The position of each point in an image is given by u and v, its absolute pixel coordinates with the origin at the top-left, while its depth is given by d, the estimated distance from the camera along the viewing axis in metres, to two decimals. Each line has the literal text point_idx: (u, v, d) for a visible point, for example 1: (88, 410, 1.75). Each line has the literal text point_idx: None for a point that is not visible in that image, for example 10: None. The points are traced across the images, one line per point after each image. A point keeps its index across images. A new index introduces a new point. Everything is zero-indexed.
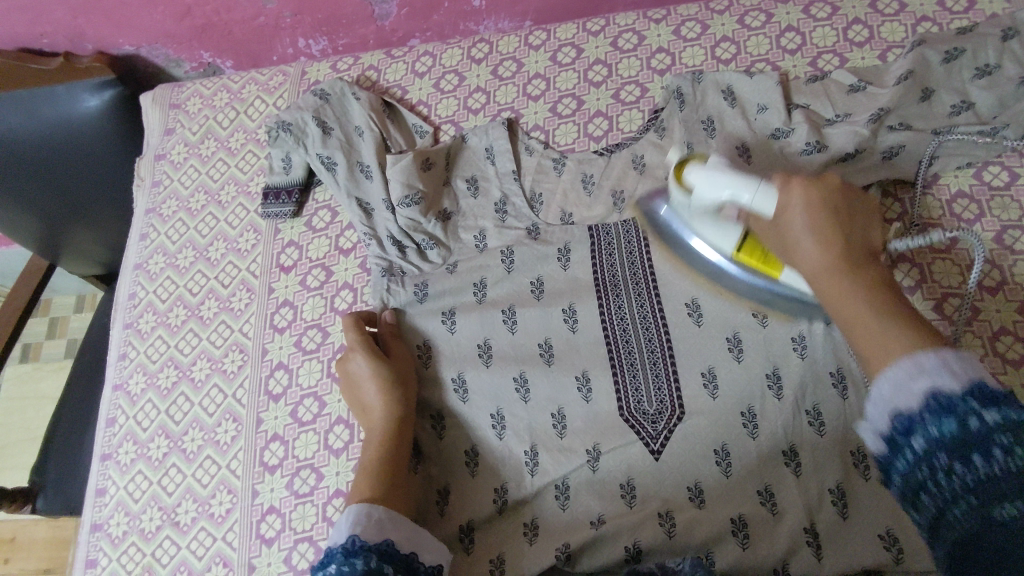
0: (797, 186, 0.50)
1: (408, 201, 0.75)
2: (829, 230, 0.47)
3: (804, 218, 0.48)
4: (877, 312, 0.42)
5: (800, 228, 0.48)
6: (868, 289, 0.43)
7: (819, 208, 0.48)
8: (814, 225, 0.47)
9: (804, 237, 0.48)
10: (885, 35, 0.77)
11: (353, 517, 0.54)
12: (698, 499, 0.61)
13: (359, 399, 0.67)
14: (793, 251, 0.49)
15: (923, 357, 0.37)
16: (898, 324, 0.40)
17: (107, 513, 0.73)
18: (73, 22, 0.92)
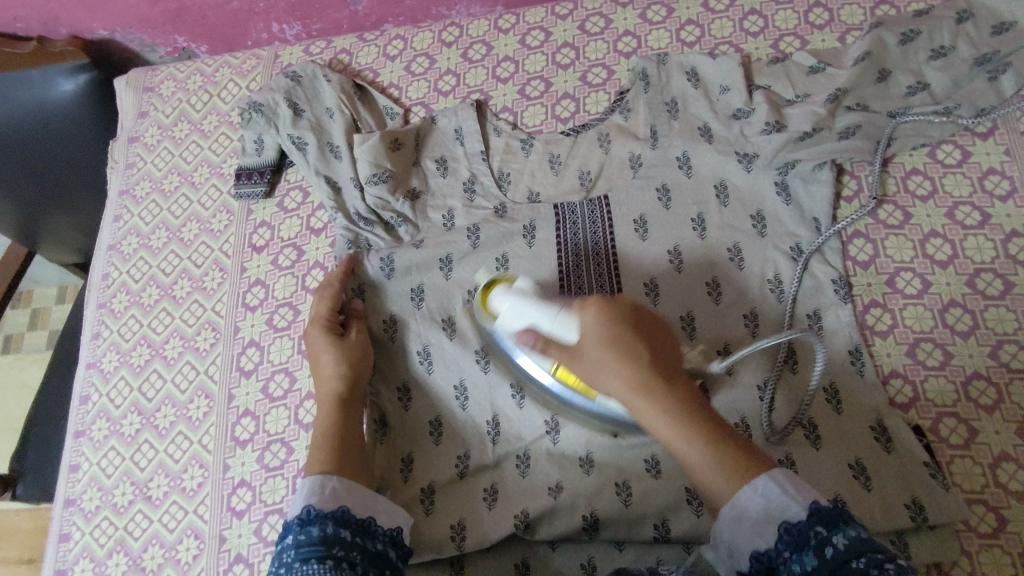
0: (596, 354, 0.52)
1: (375, 179, 0.76)
2: (641, 368, 0.50)
3: (614, 364, 0.51)
4: (693, 425, 0.48)
5: (607, 372, 0.51)
6: (678, 414, 0.49)
7: (630, 391, 0.50)
8: (619, 363, 0.51)
9: (608, 374, 0.51)
10: (844, 18, 0.78)
11: (309, 485, 0.54)
12: (655, 469, 0.63)
13: (316, 368, 0.68)
14: (599, 383, 0.53)
15: (771, 483, 0.45)
16: (712, 442, 0.47)
17: (80, 488, 0.74)
18: (46, 7, 0.92)
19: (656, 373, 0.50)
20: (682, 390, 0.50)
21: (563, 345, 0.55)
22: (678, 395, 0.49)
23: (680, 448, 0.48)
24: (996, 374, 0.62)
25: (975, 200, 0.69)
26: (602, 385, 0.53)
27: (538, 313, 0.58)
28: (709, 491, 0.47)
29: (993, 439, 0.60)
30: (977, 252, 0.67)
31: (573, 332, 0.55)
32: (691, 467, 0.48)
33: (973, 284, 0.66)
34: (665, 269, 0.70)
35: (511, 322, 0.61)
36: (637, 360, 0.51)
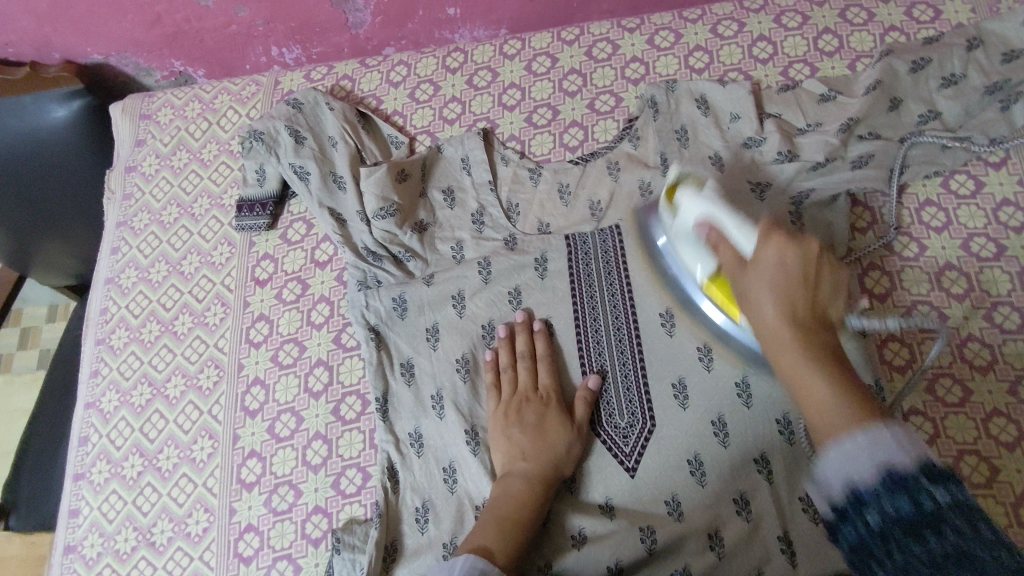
0: (753, 282, 0.48)
1: (383, 213, 0.75)
2: (793, 275, 0.46)
3: (765, 294, 0.46)
4: (821, 363, 0.43)
5: (761, 292, 0.47)
6: (817, 356, 0.43)
7: (770, 284, 0.46)
8: (771, 287, 0.46)
9: (767, 298, 0.46)
10: (854, 45, 0.78)
11: (467, 564, 0.52)
12: (677, 513, 0.62)
13: (520, 445, 0.63)
14: (750, 304, 0.48)
15: (865, 437, 0.38)
16: (862, 412, 0.40)
17: (80, 534, 0.72)
18: (39, 31, 0.90)
19: (805, 288, 0.46)
20: (822, 343, 0.45)
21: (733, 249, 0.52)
22: (828, 352, 0.44)
23: (804, 398, 0.43)
24: (1016, 411, 0.61)
25: (990, 232, 0.69)
26: (747, 309, 0.49)
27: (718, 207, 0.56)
28: (825, 432, 0.41)
29: (1014, 478, 0.60)
30: (993, 285, 0.66)
31: (747, 245, 0.51)
32: (807, 393, 0.43)
33: (990, 318, 0.65)
34: (679, 302, 0.69)
35: (687, 216, 0.60)
36: (791, 256, 0.47)
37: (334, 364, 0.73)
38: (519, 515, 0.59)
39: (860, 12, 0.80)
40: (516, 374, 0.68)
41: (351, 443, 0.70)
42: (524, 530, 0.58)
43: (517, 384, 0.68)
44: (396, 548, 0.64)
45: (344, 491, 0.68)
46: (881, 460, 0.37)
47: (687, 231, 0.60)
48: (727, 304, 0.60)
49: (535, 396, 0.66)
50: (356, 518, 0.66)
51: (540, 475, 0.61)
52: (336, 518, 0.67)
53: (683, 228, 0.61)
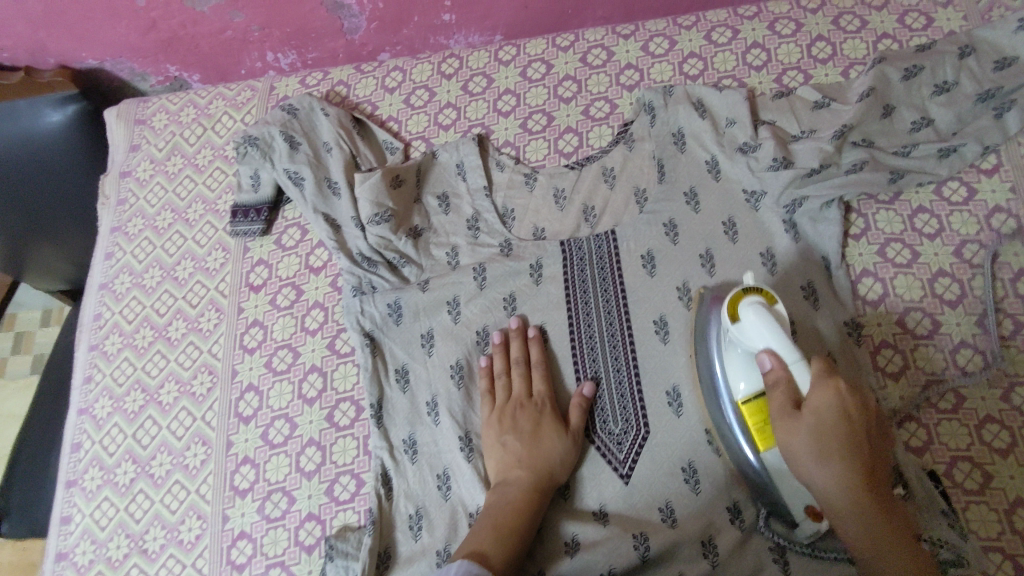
0: (806, 451, 0.51)
1: (378, 219, 0.74)
2: (827, 450, 0.50)
3: (819, 461, 0.50)
4: (857, 505, 0.50)
5: (813, 467, 0.51)
6: (877, 512, 0.50)
7: (814, 454, 0.50)
8: (832, 458, 0.50)
9: (822, 470, 0.50)
10: (847, 52, 0.78)
11: (462, 568, 0.50)
12: (670, 519, 0.62)
13: (514, 452, 0.63)
14: (799, 469, 0.52)
15: None
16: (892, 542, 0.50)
17: (72, 541, 0.72)
18: (33, 36, 0.90)
19: (856, 438, 0.50)
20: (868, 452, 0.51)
21: (794, 400, 0.52)
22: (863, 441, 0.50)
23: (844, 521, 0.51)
24: (1009, 418, 0.62)
25: (982, 239, 0.69)
26: (796, 471, 0.52)
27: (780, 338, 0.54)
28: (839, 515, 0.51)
29: (1007, 485, 0.60)
30: (985, 292, 0.67)
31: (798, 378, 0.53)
32: (840, 511, 0.51)
33: (983, 325, 0.65)
34: (673, 307, 0.69)
35: (752, 339, 0.56)
36: (846, 454, 0.50)
37: (328, 370, 0.73)
38: (516, 522, 0.58)
39: (853, 19, 0.80)
40: (510, 382, 0.68)
41: (345, 450, 0.70)
42: (519, 538, 0.57)
43: (511, 391, 0.68)
44: (389, 555, 0.63)
45: (338, 498, 0.68)
46: None
47: (746, 346, 0.57)
48: (758, 429, 0.57)
49: (527, 402, 0.66)
50: (350, 525, 0.66)
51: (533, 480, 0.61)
52: (329, 525, 0.67)
53: (747, 348, 0.57)
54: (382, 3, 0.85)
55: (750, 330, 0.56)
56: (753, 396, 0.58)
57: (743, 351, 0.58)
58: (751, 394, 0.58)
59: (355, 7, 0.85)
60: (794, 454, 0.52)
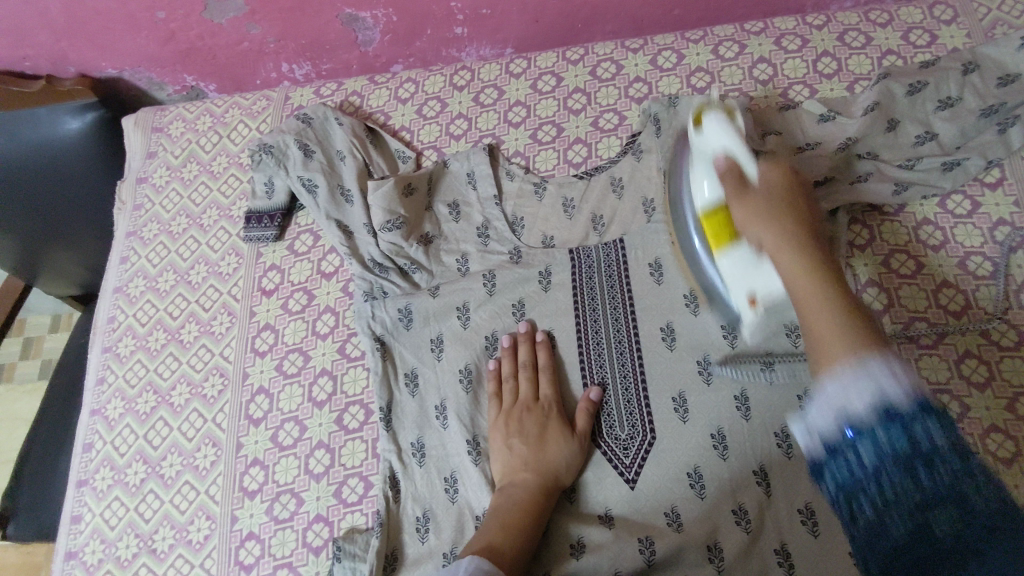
0: (760, 211, 0.52)
1: (390, 226, 0.75)
2: (813, 265, 0.47)
3: (791, 249, 0.49)
4: (846, 316, 0.43)
5: (778, 252, 0.49)
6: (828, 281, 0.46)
7: (779, 238, 0.50)
8: (778, 225, 0.50)
9: (788, 300, 0.49)
10: (853, 67, 0.80)
11: (473, 565, 0.51)
12: (676, 524, 0.62)
13: (522, 454, 0.64)
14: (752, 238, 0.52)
15: None
16: (852, 319, 0.43)
17: (81, 540, 0.72)
18: (56, 46, 0.92)
19: (815, 247, 0.49)
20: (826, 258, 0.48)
21: (766, 286, 0.55)
22: (854, 309, 0.44)
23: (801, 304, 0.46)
24: (1013, 428, 0.62)
25: (986, 251, 0.70)
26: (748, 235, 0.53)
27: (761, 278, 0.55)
28: None
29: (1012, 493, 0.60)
30: (989, 303, 0.67)
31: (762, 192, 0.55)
32: (815, 329, 0.43)
33: (988, 335, 0.66)
34: (680, 315, 0.70)
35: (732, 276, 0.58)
36: (799, 222, 0.51)
37: (338, 374, 0.74)
38: (523, 522, 0.59)
39: (858, 35, 0.81)
40: (518, 385, 0.69)
41: (353, 453, 0.70)
42: (526, 539, 0.58)
43: (519, 394, 0.68)
44: (396, 557, 0.64)
45: (346, 500, 0.68)
46: None
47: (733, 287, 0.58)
48: (714, 236, 0.59)
49: (534, 405, 0.67)
50: (357, 527, 0.66)
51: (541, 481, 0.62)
52: (337, 527, 0.67)
53: (705, 152, 0.61)
54: (396, 16, 0.87)
55: (711, 137, 0.61)
56: (713, 206, 0.59)
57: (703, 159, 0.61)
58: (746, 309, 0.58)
59: (370, 20, 0.87)
60: (756, 216, 0.52)
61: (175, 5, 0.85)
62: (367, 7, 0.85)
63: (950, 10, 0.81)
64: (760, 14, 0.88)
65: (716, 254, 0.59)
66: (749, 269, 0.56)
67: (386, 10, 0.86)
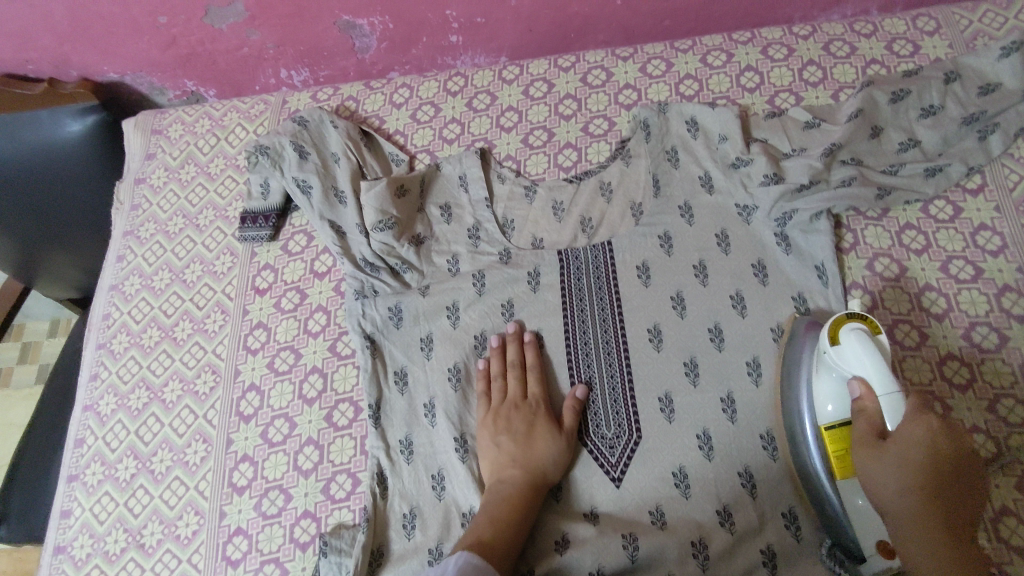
0: (882, 467, 0.53)
1: (382, 226, 0.77)
2: (915, 487, 0.51)
3: (877, 468, 0.53)
4: (915, 489, 0.51)
5: (885, 470, 0.52)
6: (934, 528, 0.50)
7: (898, 485, 0.52)
8: (901, 480, 0.52)
9: (893, 481, 0.52)
10: (837, 76, 0.81)
11: (461, 561, 0.52)
12: (660, 522, 0.63)
13: (512, 452, 0.65)
14: (871, 489, 0.54)
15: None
16: (961, 570, 0.48)
17: (71, 535, 0.73)
18: (58, 49, 0.94)
19: (934, 475, 0.51)
20: (953, 490, 0.51)
21: (882, 434, 0.54)
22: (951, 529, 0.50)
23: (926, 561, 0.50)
24: (994, 428, 0.63)
25: (967, 255, 0.71)
26: (865, 478, 0.54)
27: (881, 369, 0.56)
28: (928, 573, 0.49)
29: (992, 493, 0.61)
30: (971, 306, 0.68)
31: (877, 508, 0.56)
32: (879, 488, 0.53)
33: (969, 338, 0.67)
34: (667, 316, 0.71)
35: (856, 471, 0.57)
36: (926, 476, 0.51)
37: (329, 371, 0.75)
38: (511, 517, 0.60)
39: (843, 45, 0.83)
40: (506, 384, 0.69)
41: (342, 450, 0.71)
42: (514, 534, 0.59)
43: (507, 392, 0.69)
44: (382, 553, 0.64)
45: (334, 496, 0.69)
46: None
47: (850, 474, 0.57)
48: (838, 460, 0.58)
49: (523, 403, 0.68)
50: (344, 523, 0.67)
51: (530, 479, 0.63)
52: (325, 522, 0.68)
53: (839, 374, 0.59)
54: (393, 24, 0.89)
55: (849, 359, 0.57)
56: (838, 422, 0.58)
57: (838, 376, 0.59)
58: (836, 421, 0.58)
59: (367, 27, 0.89)
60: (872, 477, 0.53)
61: (176, 11, 0.87)
62: (363, 14, 0.87)
63: (933, 22, 0.82)
64: (748, 24, 0.90)
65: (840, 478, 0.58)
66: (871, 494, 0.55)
67: (382, 18, 0.88)
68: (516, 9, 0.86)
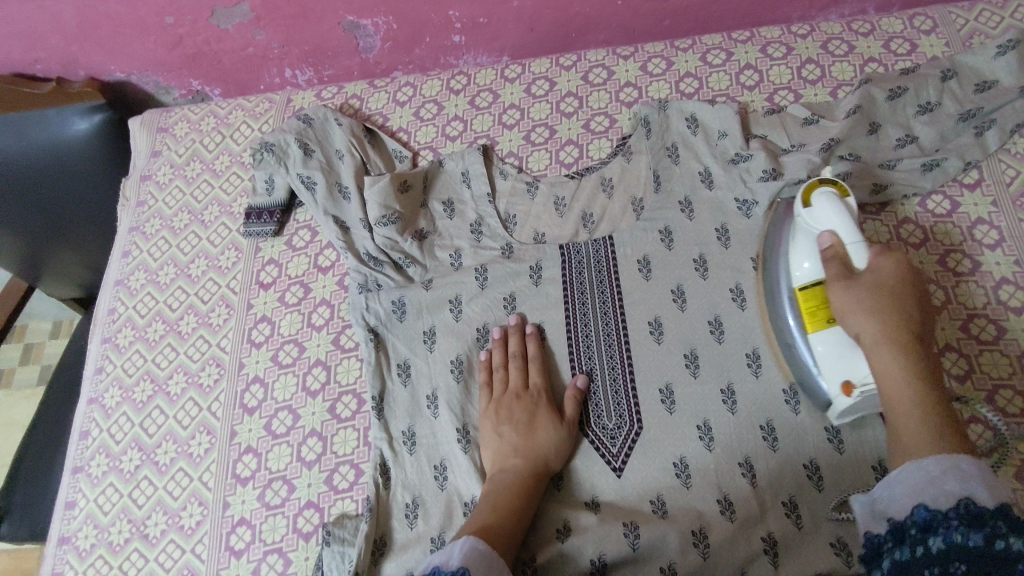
0: (854, 301, 0.56)
1: (385, 220, 0.78)
2: (889, 325, 0.54)
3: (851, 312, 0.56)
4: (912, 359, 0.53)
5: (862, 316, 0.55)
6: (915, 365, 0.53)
7: (874, 313, 0.55)
8: (878, 314, 0.55)
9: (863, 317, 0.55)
10: (836, 74, 0.82)
11: (466, 547, 0.52)
12: (661, 511, 0.63)
13: (514, 441, 0.65)
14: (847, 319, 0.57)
15: (943, 462, 0.46)
16: (925, 391, 0.52)
17: (75, 526, 0.73)
18: (67, 49, 0.95)
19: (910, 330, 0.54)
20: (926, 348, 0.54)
21: (847, 267, 0.58)
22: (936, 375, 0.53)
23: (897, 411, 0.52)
24: (992, 419, 0.63)
25: (965, 248, 0.71)
26: (844, 320, 0.57)
27: (846, 223, 0.59)
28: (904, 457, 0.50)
29: (992, 483, 0.61)
30: (969, 298, 0.69)
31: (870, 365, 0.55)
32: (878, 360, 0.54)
33: (967, 329, 0.67)
34: (668, 309, 0.71)
35: (821, 228, 0.61)
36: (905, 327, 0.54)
37: (332, 364, 0.76)
38: (513, 504, 0.60)
39: (841, 44, 0.84)
40: (507, 374, 0.70)
41: (345, 441, 0.71)
42: (516, 520, 0.59)
43: (508, 383, 0.70)
44: (385, 543, 0.65)
45: (337, 487, 0.69)
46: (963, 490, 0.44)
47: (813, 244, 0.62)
48: (810, 316, 0.61)
49: (524, 393, 0.68)
50: (347, 513, 0.67)
51: (533, 467, 0.63)
52: (328, 513, 0.68)
53: (812, 236, 0.62)
54: (396, 24, 0.90)
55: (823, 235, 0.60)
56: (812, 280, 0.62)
57: (811, 235, 0.62)
58: (810, 281, 0.62)
59: (371, 27, 0.91)
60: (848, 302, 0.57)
61: (183, 11, 0.88)
62: (367, 14, 0.88)
63: (930, 21, 0.84)
64: (747, 25, 0.91)
65: (812, 333, 0.61)
66: (844, 348, 0.59)
67: (386, 18, 0.89)
68: (518, 9, 0.87)
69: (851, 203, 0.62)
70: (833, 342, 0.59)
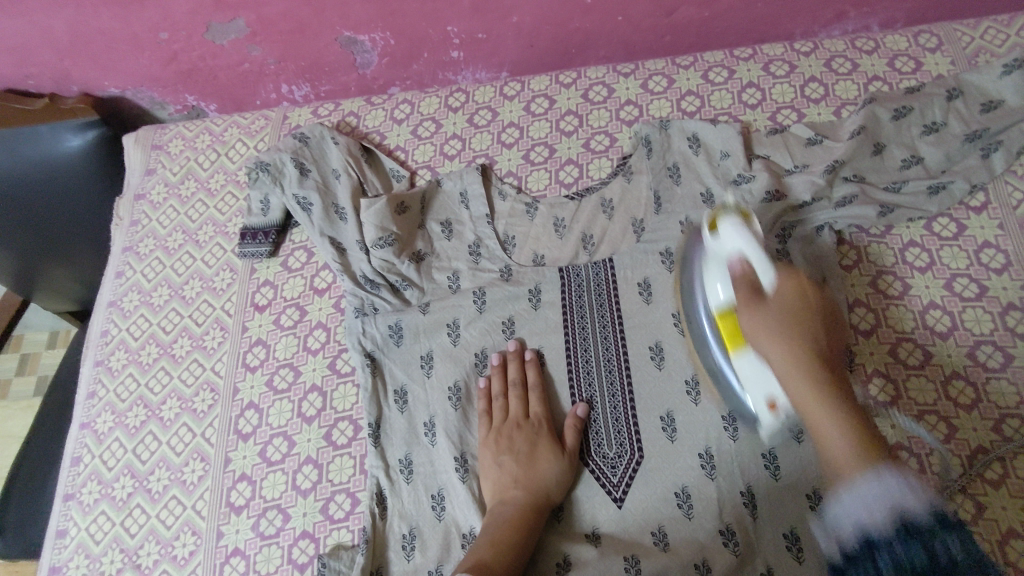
0: (765, 327, 0.52)
1: (381, 243, 0.76)
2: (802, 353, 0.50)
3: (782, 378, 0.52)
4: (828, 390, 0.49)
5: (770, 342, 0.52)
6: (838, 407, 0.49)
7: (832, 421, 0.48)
8: (788, 338, 0.51)
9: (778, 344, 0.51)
10: (839, 92, 0.81)
11: None
12: (663, 544, 0.62)
13: (514, 473, 0.64)
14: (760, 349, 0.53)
15: (878, 485, 0.44)
16: (872, 454, 0.46)
17: (66, 555, 0.72)
18: (60, 64, 0.94)
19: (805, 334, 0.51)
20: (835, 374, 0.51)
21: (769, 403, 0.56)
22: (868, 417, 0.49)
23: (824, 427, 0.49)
24: (1000, 450, 0.62)
25: (972, 273, 0.70)
26: (756, 343, 0.53)
27: (754, 247, 0.56)
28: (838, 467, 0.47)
29: (1000, 516, 0.60)
30: (975, 324, 0.68)
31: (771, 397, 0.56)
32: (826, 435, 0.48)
33: (974, 356, 0.66)
34: (669, 334, 0.70)
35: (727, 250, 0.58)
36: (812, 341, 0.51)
37: (328, 389, 0.74)
38: (513, 539, 0.59)
39: (844, 62, 0.83)
40: (507, 403, 0.69)
41: (341, 469, 0.70)
42: (515, 555, 0.58)
43: (508, 411, 0.69)
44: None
45: (333, 517, 0.68)
46: (896, 506, 0.43)
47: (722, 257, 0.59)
48: (728, 336, 0.59)
49: (524, 422, 0.67)
50: (343, 544, 0.66)
51: (533, 499, 0.62)
52: (323, 544, 0.67)
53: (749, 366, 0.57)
54: (394, 40, 0.89)
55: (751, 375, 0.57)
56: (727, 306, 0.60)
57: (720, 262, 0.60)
58: (726, 305, 0.60)
59: (368, 43, 0.89)
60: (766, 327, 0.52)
61: (178, 27, 0.87)
62: (364, 30, 0.87)
63: (935, 38, 0.82)
64: (749, 41, 0.90)
65: (733, 356, 0.59)
66: (760, 368, 0.56)
67: (384, 34, 0.88)
68: (517, 25, 0.86)
69: (755, 225, 0.59)
70: (752, 365, 0.57)
